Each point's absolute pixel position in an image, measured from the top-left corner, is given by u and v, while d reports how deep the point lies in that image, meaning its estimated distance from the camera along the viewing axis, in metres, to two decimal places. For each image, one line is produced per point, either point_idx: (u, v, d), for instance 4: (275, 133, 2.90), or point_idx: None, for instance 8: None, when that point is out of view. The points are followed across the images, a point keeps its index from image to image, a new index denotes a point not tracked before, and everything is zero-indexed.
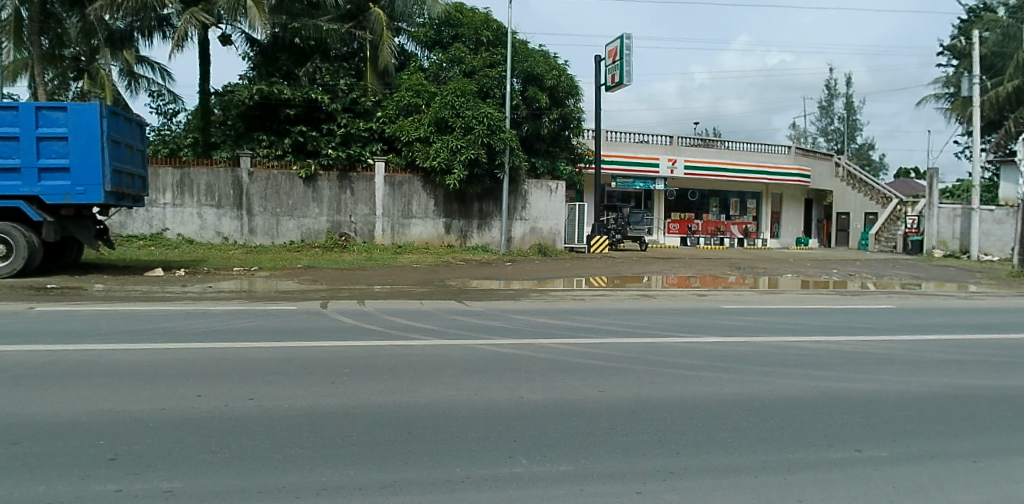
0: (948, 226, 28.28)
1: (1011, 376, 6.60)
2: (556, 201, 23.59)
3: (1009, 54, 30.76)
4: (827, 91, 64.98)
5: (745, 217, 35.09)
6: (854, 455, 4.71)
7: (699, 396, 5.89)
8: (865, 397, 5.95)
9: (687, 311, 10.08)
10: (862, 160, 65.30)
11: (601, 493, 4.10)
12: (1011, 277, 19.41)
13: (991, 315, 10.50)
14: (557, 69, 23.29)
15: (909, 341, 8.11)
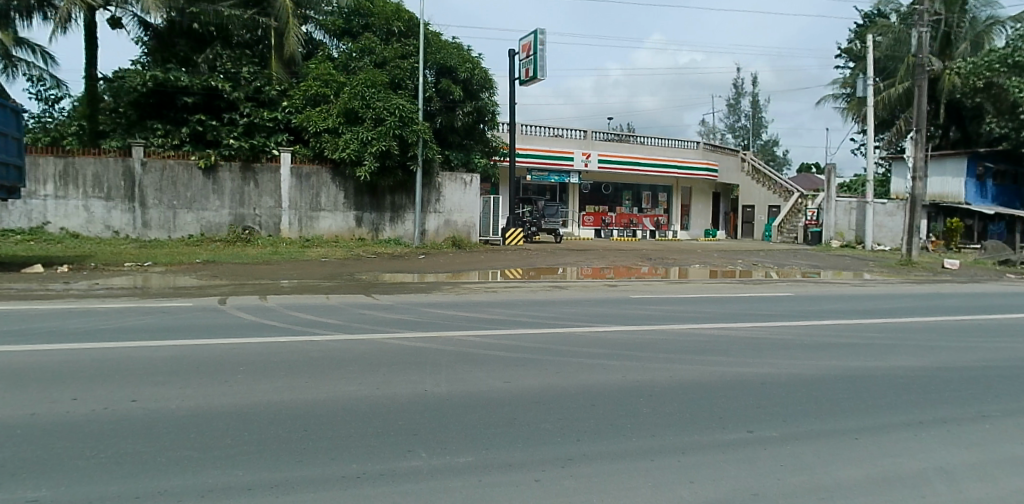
0: (844, 219, 29.89)
1: (889, 358, 7.14)
2: (471, 193, 23.62)
3: (900, 58, 32.88)
4: (735, 90, 68.25)
5: (657, 210, 36.05)
6: (744, 435, 5.14)
7: (602, 382, 5.99)
8: (758, 380, 6.25)
9: (596, 301, 10.20)
10: (768, 156, 69.24)
11: (498, 482, 4.15)
12: (898, 265, 20.93)
13: (876, 300, 11.30)
14: (470, 61, 23.33)
15: (802, 325, 8.53)
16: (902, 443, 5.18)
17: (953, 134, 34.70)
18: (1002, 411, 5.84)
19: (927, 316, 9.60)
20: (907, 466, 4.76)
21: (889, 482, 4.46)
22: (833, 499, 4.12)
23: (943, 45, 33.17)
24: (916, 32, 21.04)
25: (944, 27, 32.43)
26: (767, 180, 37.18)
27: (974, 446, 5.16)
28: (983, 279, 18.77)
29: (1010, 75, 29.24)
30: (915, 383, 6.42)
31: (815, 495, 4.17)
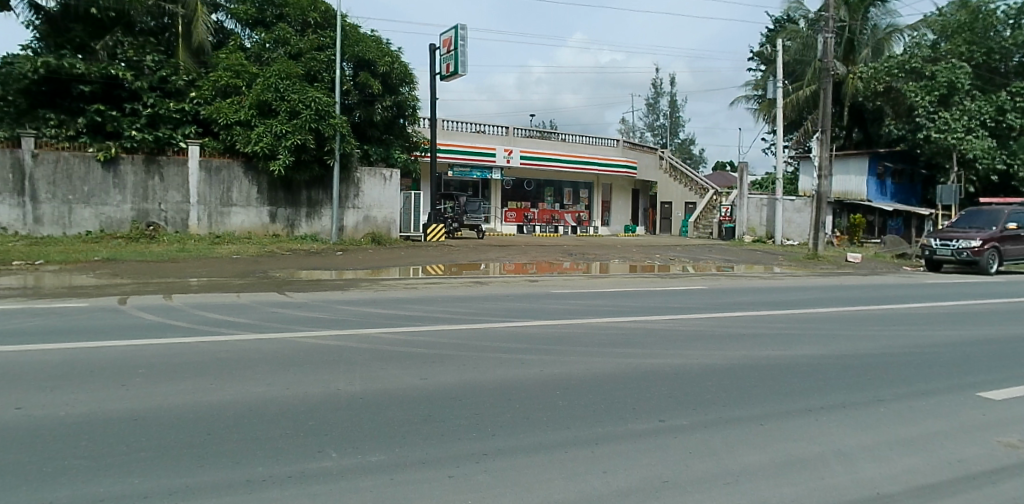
0: (756, 214, 31.74)
1: (794, 347, 7.52)
2: (390, 188, 23.46)
3: (807, 63, 34.71)
4: (655, 90, 70.61)
5: (578, 206, 36.85)
6: (657, 424, 5.31)
7: (518, 376, 6.04)
8: (671, 370, 6.45)
9: (516, 296, 10.27)
10: (686, 154, 71.99)
11: (411, 479, 4.11)
12: (805, 259, 22.03)
13: (781, 292, 11.90)
14: (388, 54, 23.07)
15: (715, 317, 8.86)
16: (802, 427, 5.46)
17: (855, 135, 36.94)
18: (893, 395, 6.28)
19: (824, 306, 10.16)
20: (808, 449, 5.03)
21: (791, 465, 4.70)
22: (738, 484, 4.29)
23: (847, 51, 34.98)
24: (822, 38, 22.26)
25: (848, 34, 34.35)
26: (684, 177, 38.78)
27: (869, 429, 5.51)
28: (880, 271, 20.07)
29: (906, 80, 31.24)
30: (817, 370, 6.79)
31: (721, 481, 4.34)
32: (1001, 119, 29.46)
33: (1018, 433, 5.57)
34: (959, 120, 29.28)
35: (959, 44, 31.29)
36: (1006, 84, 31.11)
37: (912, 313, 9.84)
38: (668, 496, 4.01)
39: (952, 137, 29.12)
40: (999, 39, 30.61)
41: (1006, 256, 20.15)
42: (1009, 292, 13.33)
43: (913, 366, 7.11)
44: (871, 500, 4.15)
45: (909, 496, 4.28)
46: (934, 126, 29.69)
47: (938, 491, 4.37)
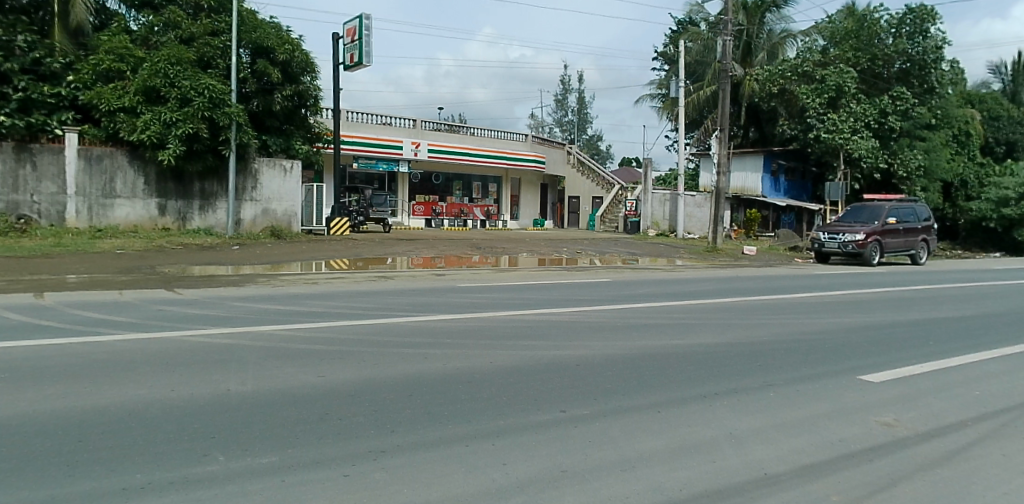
0: (660, 209, 33.05)
1: (690, 336, 7.88)
2: (291, 181, 23.24)
3: (707, 64, 36.30)
4: (563, 87, 72.20)
5: (487, 200, 37.04)
6: (558, 415, 5.43)
7: (420, 371, 6.04)
8: (573, 361, 6.61)
9: (420, 290, 10.24)
10: (592, 150, 74.09)
11: (303, 480, 3.99)
12: (705, 252, 23.11)
13: (681, 283, 12.45)
14: (290, 43, 22.51)
15: (618, 309, 9.13)
16: (698, 413, 5.72)
17: (752, 134, 38.59)
18: (783, 379, 6.70)
19: (720, 297, 10.66)
20: (703, 434, 5.28)
21: (686, 450, 4.91)
22: (635, 471, 4.45)
23: (744, 53, 36.67)
24: (721, 40, 23.34)
25: (746, 37, 36.08)
26: (591, 172, 39.06)
27: (758, 412, 5.84)
28: (773, 263, 21.38)
29: (798, 83, 33.27)
30: (713, 357, 7.13)
31: (620, 468, 4.49)
32: (883, 121, 32.11)
33: (892, 412, 6.10)
34: (846, 123, 31.71)
35: (846, 50, 33.45)
36: (888, 88, 33.51)
37: (801, 302, 10.54)
38: (567, 485, 4.11)
39: (840, 137, 31.52)
40: (882, 46, 32.95)
41: (888, 249, 21.71)
42: (883, 281, 14.59)
43: (800, 352, 7.59)
44: (759, 482, 4.43)
45: (793, 475, 4.60)
46: (824, 126, 31.93)
47: (817, 471, 4.70)
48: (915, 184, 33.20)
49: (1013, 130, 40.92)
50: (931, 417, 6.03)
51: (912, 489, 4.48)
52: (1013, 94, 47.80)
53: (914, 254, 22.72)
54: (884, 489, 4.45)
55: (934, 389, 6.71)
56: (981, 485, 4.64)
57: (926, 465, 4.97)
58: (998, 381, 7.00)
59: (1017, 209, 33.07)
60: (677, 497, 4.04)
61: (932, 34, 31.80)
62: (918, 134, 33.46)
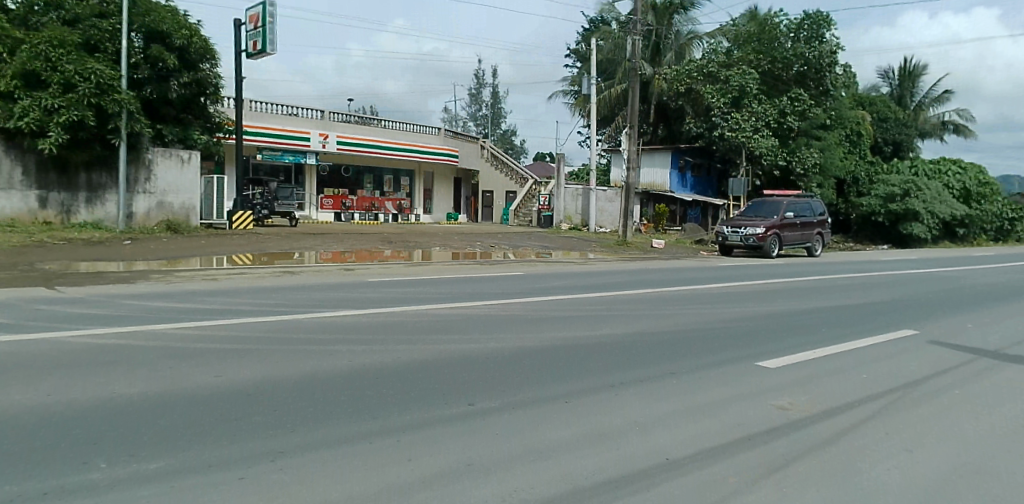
0: (572, 204, 33.91)
1: (602, 326, 8.16)
2: (188, 172, 22.26)
3: (616, 62, 38.87)
4: (476, 80, 72.47)
5: (399, 194, 36.43)
6: (467, 408, 5.47)
7: (325, 367, 5.98)
8: (485, 353, 6.71)
9: (330, 285, 10.13)
10: (506, 145, 74.80)
11: (197, 483, 3.82)
12: (617, 245, 23.88)
13: (593, 276, 12.82)
14: (186, 28, 21.59)
15: (531, 301, 9.33)
16: (607, 402, 5.90)
17: (660, 132, 41.32)
18: (689, 366, 7.00)
19: (631, 288, 11.02)
20: (610, 422, 5.46)
21: (594, 439, 5.06)
22: (545, 461, 4.55)
23: (654, 53, 38.92)
24: (631, 39, 24.06)
25: (654, 38, 38.27)
26: (505, 166, 40.93)
27: (663, 399, 6.09)
28: (681, 256, 22.36)
29: (704, 83, 34.95)
30: (623, 346, 7.40)
31: (527, 459, 4.56)
32: (783, 121, 33.89)
33: (789, 395, 6.50)
34: (746, 122, 33.53)
35: (749, 52, 34.83)
36: (787, 90, 34.96)
37: (708, 293, 11.07)
38: (476, 478, 4.15)
39: (742, 135, 33.35)
40: (783, 49, 34.13)
41: (785, 242, 22.94)
42: (781, 271, 15.52)
43: (706, 340, 7.98)
44: (664, 467, 4.62)
45: (696, 459, 4.82)
46: (728, 125, 33.91)
47: (718, 454, 4.97)
48: (811, 181, 35.12)
49: (899, 131, 44.54)
50: (825, 398, 6.47)
51: (804, 468, 4.80)
52: (899, 97, 51.48)
53: (809, 247, 24.15)
54: (779, 469, 4.75)
55: (827, 372, 7.20)
56: (866, 462, 5.03)
57: (818, 444, 5.34)
58: (881, 363, 7.61)
59: (901, 205, 37.06)
60: (584, 486, 4.16)
61: (826, 40, 33.54)
62: (814, 133, 35.39)
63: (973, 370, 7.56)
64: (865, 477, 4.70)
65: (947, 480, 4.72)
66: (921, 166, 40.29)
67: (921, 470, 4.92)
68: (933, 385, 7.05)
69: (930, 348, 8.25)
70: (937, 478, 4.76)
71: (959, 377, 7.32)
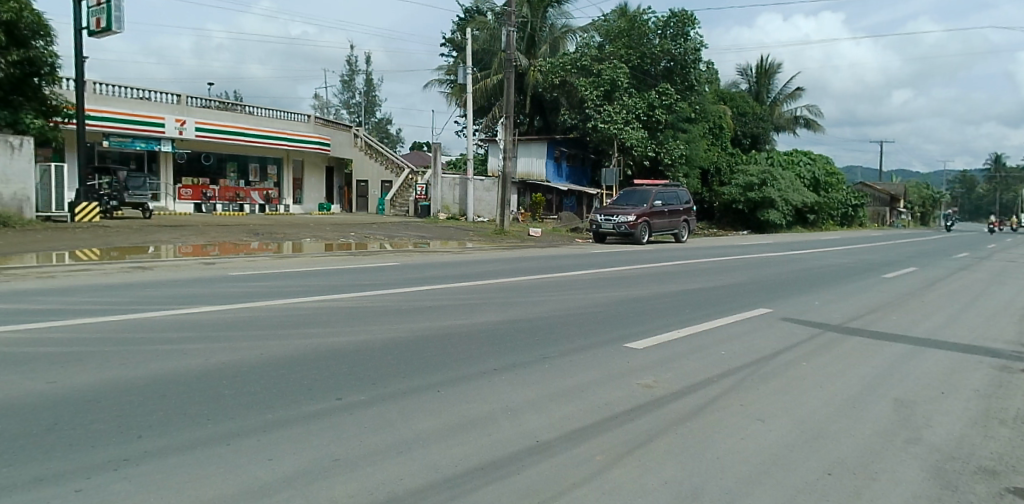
0: (450, 193, 34.82)
1: (473, 315, 8.44)
2: (20, 160, 20.27)
3: (494, 52, 39.34)
4: (349, 67, 70.52)
5: (267, 183, 35.02)
6: (334, 403, 5.46)
7: (171, 371, 5.73)
8: (352, 348, 6.77)
9: (189, 280, 9.73)
10: (381, 134, 72.75)
11: (21, 499, 3.55)
12: (494, 235, 24.45)
13: (466, 265, 13.06)
14: (13, 0, 19.98)
15: (404, 293, 9.47)
16: (478, 389, 6.07)
17: (536, 123, 42.13)
18: (557, 352, 7.29)
19: (504, 277, 11.38)
20: (481, 409, 5.63)
21: (462, 427, 5.17)
22: (411, 452, 4.60)
23: (529, 46, 39.70)
24: (506, 30, 24.34)
25: (528, 29, 39.12)
26: (380, 155, 40.07)
27: (534, 384, 6.33)
28: (556, 244, 23.26)
29: (577, 76, 36.48)
30: (494, 335, 7.67)
31: (395, 451, 4.60)
32: (651, 114, 35.94)
33: (650, 374, 6.91)
34: (617, 115, 34.88)
35: (619, 47, 36.82)
36: (654, 84, 37.02)
37: (582, 279, 11.63)
38: (338, 475, 4.14)
39: (613, 128, 34.63)
40: (650, 45, 36.23)
41: (654, 229, 24.42)
42: (647, 257, 16.51)
43: (577, 325, 8.41)
44: (529, 450, 4.81)
45: (562, 441, 5.05)
46: (600, 117, 35.02)
47: (584, 434, 5.23)
48: (677, 171, 37.79)
49: (756, 125, 48.99)
50: (685, 376, 6.96)
51: (663, 444, 5.14)
52: (757, 94, 55.31)
53: (677, 233, 25.78)
54: (642, 445, 5.08)
55: (689, 350, 7.77)
56: (719, 434, 5.46)
57: (676, 419, 5.74)
58: (737, 340, 8.27)
59: (759, 193, 42.25)
60: (452, 474, 4.27)
61: (690, 38, 36.14)
62: (680, 126, 37.98)
63: (817, 343, 8.39)
64: (717, 448, 5.11)
65: (788, 447, 5.22)
66: (776, 158, 46.06)
67: (767, 438, 5.42)
68: (781, 359, 7.77)
69: (780, 324, 9.11)
70: (779, 445, 5.26)
71: (803, 350, 8.10)
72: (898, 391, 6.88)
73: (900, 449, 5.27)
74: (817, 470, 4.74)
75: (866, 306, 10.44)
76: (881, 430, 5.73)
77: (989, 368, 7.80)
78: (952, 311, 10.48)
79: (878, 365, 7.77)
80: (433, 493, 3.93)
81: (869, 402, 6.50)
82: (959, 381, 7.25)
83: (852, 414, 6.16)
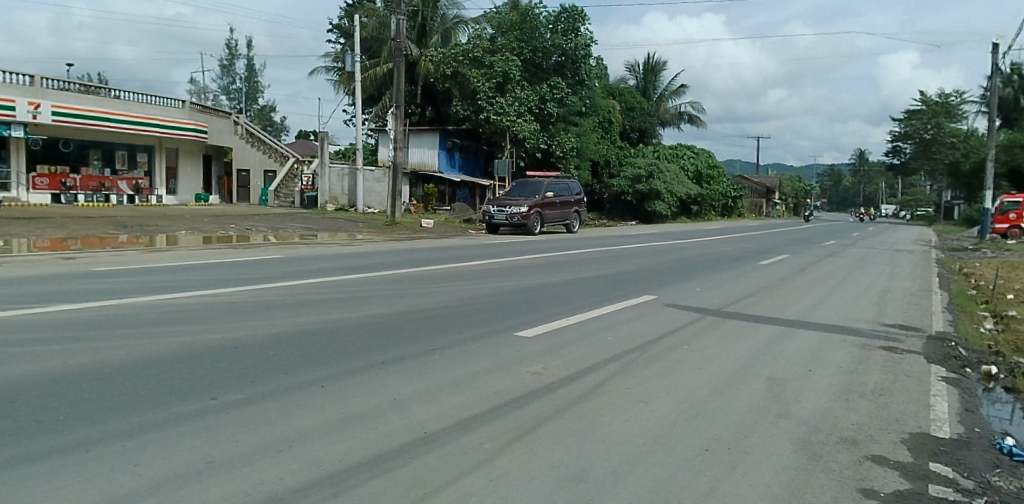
0: (338, 184, 34.16)
1: (360, 308, 8.44)
2: None
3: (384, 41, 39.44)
4: (228, 51, 66.46)
5: (136, 173, 32.67)
6: (209, 403, 5.31)
7: (19, 376, 5.34)
8: (230, 345, 6.61)
9: (42, 277, 9.03)
10: (264, 122, 69.10)
11: None
12: (384, 226, 24.25)
13: (353, 257, 12.91)
14: None
15: (287, 286, 9.31)
16: (365, 382, 6.08)
17: (429, 113, 41.66)
18: (447, 342, 7.44)
19: (393, 268, 11.40)
20: (368, 402, 5.65)
21: (349, 422, 5.17)
22: (293, 450, 4.55)
23: (420, 35, 39.43)
24: (396, 18, 23.97)
25: (420, 18, 38.87)
26: (263, 143, 39.44)
27: (422, 374, 6.45)
28: (448, 235, 23.44)
29: (468, 67, 35.92)
30: (383, 327, 7.71)
31: (275, 450, 4.53)
32: (543, 106, 37.11)
33: (540, 361, 7.18)
34: (509, 106, 35.43)
35: (511, 40, 37.81)
36: (547, 77, 38.58)
37: (473, 269, 11.84)
38: (215, 476, 4.03)
39: (506, 119, 35.17)
40: (542, 39, 37.74)
41: (547, 220, 25.10)
42: (536, 247, 16.95)
43: (469, 315, 8.59)
44: (418, 441, 4.89)
45: (452, 431, 5.17)
46: (492, 109, 35.35)
47: (473, 422, 5.38)
48: (569, 163, 38.92)
49: (643, 119, 51.52)
50: (573, 362, 7.27)
51: (552, 429, 5.36)
52: (644, 89, 57.58)
53: (568, 223, 26.57)
54: (529, 431, 5.28)
55: (577, 336, 8.15)
56: (604, 416, 5.76)
57: (565, 405, 5.99)
58: (623, 326, 8.73)
59: (646, 185, 44.28)
60: (334, 470, 4.26)
61: (581, 33, 37.99)
62: (571, 119, 39.26)
63: (696, 327, 8.99)
64: (601, 431, 5.39)
65: (668, 427, 5.58)
66: (662, 152, 48.92)
67: (647, 419, 5.77)
68: (665, 342, 8.27)
69: (664, 310, 9.67)
70: (658, 425, 5.61)
71: (684, 334, 8.66)
72: (770, 370, 7.48)
73: (769, 424, 5.74)
74: (696, 448, 5.09)
75: (744, 292, 11.25)
76: (749, 407, 6.23)
77: (850, 346, 8.65)
78: (819, 294, 11.52)
79: (749, 345, 8.42)
80: (319, 491, 3.92)
81: (741, 381, 7.06)
82: (821, 359, 7.99)
83: (728, 393, 6.66)
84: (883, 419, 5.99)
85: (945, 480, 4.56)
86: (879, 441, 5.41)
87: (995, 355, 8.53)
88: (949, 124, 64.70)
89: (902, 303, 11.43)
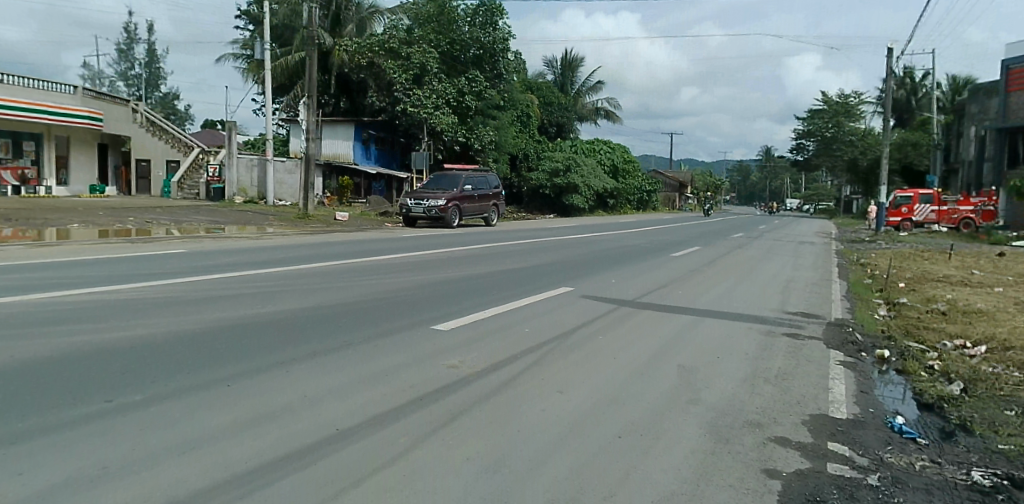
0: (246, 176, 33.46)
1: (273, 303, 8.28)
2: None
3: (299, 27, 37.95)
4: (125, 35, 62.34)
5: (22, 161, 30.30)
6: (106, 404, 5.10)
7: None
8: (131, 344, 6.37)
9: None
10: (167, 111, 65.45)
11: None
12: (296, 219, 23.68)
13: (260, 251, 12.57)
14: None
15: (194, 281, 8.99)
16: (277, 379, 6.01)
17: (343, 104, 41.12)
18: (363, 337, 7.44)
19: (308, 262, 11.19)
20: (281, 399, 5.60)
21: (261, 421, 5.12)
22: (204, 449, 4.47)
23: (334, 24, 39.28)
24: (309, 7, 23.25)
25: (331, 10, 38.59)
26: (164, 132, 38.46)
27: (338, 369, 6.44)
28: (364, 228, 23.18)
29: (385, 58, 35.82)
30: (298, 323, 7.62)
31: (183, 450, 4.44)
32: (461, 100, 36.63)
33: (460, 354, 7.31)
34: (427, 98, 35.33)
35: (429, 32, 37.07)
36: (465, 70, 37.97)
37: (390, 262, 11.80)
38: (119, 480, 3.90)
39: (424, 112, 35.06)
40: (460, 32, 37.58)
41: (465, 213, 25.22)
42: (453, 240, 17.01)
43: (389, 308, 8.60)
44: (336, 437, 4.91)
45: (371, 425, 5.22)
46: (410, 101, 35.36)
47: (392, 416, 5.45)
48: (487, 157, 39.14)
49: (562, 115, 52.52)
50: (492, 354, 7.43)
51: (472, 420, 5.49)
52: (562, 84, 58.41)
53: (487, 216, 26.89)
54: (449, 423, 5.40)
55: (497, 327, 8.32)
56: (522, 406, 5.95)
57: (485, 396, 6.14)
58: (541, 317, 8.95)
59: (563, 179, 45.33)
60: (246, 469, 4.22)
61: (500, 27, 37.98)
62: (489, 113, 39.46)
63: (613, 317, 9.34)
64: (521, 420, 5.57)
65: (584, 415, 5.82)
66: (579, 146, 49.98)
67: (564, 407, 6.00)
68: (582, 332, 8.57)
69: (583, 301, 9.99)
70: (574, 413, 5.85)
71: (600, 324, 8.99)
72: (680, 358, 7.90)
73: (680, 410, 6.07)
74: (611, 434, 5.35)
75: (659, 283, 11.74)
76: (658, 393, 6.57)
77: (757, 333, 9.22)
78: (731, 285, 12.16)
79: (661, 334, 8.84)
80: (235, 489, 3.89)
81: (652, 368, 7.43)
82: (731, 346, 8.48)
83: (639, 381, 6.98)
84: (787, 402, 6.46)
85: (841, 458, 5.00)
86: (783, 423, 5.84)
87: (888, 340, 9.31)
88: (847, 124, 69.38)
89: (805, 292, 12.27)
